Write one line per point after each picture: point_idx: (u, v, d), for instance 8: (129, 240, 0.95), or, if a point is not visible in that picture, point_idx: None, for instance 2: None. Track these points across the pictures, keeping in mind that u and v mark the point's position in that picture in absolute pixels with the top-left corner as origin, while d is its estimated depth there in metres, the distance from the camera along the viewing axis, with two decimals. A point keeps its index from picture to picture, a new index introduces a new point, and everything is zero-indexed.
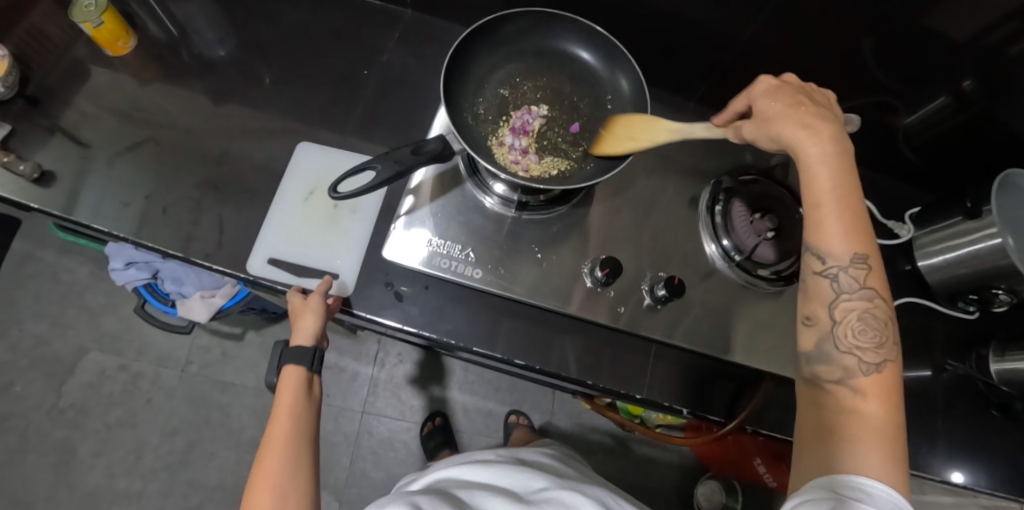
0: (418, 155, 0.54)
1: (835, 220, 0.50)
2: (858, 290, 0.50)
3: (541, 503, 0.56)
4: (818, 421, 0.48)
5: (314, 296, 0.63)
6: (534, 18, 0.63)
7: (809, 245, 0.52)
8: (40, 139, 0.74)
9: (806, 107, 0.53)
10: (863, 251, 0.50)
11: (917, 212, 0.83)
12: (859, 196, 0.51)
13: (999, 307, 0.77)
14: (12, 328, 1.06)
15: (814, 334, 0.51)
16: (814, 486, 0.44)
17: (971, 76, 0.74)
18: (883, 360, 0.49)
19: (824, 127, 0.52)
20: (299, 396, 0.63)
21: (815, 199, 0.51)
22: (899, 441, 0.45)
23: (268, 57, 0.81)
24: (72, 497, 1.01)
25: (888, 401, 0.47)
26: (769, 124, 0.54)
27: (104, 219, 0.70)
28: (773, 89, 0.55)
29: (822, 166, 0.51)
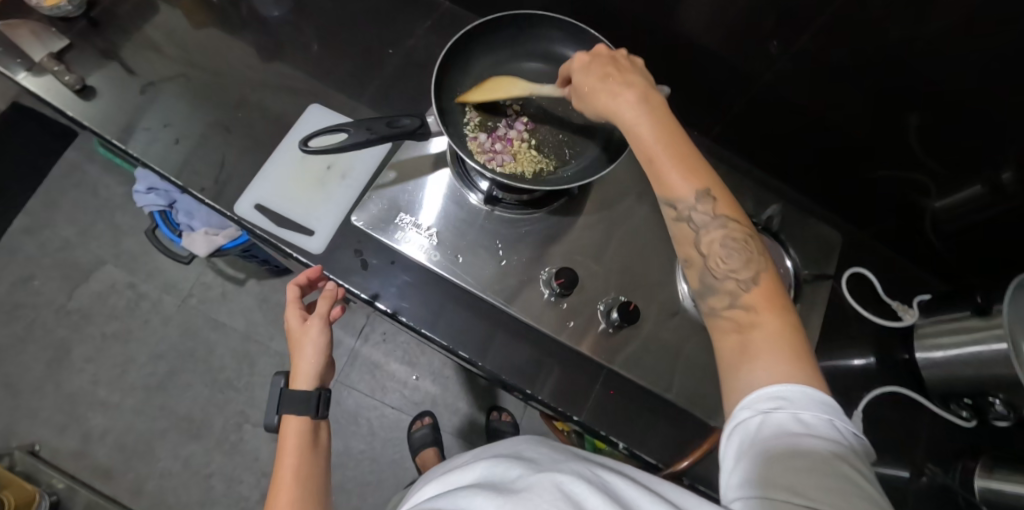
0: (392, 128, 0.58)
1: (668, 166, 0.49)
2: (712, 221, 0.48)
3: (520, 492, 0.38)
4: (727, 352, 0.45)
5: (314, 318, 0.64)
6: (532, 21, 0.67)
7: (660, 199, 0.50)
8: (88, 54, 0.80)
9: (615, 72, 0.52)
10: (703, 184, 0.48)
11: (928, 300, 0.78)
12: (681, 133, 0.50)
13: (997, 420, 0.71)
14: (46, 228, 1.16)
15: (695, 275, 0.50)
16: (743, 411, 0.40)
17: (1010, 167, 0.67)
18: (757, 273, 0.47)
19: (628, 88, 0.51)
20: (303, 444, 0.62)
21: (648, 154, 0.49)
22: (795, 339, 0.43)
23: (309, 22, 0.86)
24: (57, 392, 1.09)
25: (775, 307, 0.45)
26: (591, 96, 0.52)
27: (124, 138, 0.76)
28: (586, 64, 0.54)
29: (642, 123, 0.50)
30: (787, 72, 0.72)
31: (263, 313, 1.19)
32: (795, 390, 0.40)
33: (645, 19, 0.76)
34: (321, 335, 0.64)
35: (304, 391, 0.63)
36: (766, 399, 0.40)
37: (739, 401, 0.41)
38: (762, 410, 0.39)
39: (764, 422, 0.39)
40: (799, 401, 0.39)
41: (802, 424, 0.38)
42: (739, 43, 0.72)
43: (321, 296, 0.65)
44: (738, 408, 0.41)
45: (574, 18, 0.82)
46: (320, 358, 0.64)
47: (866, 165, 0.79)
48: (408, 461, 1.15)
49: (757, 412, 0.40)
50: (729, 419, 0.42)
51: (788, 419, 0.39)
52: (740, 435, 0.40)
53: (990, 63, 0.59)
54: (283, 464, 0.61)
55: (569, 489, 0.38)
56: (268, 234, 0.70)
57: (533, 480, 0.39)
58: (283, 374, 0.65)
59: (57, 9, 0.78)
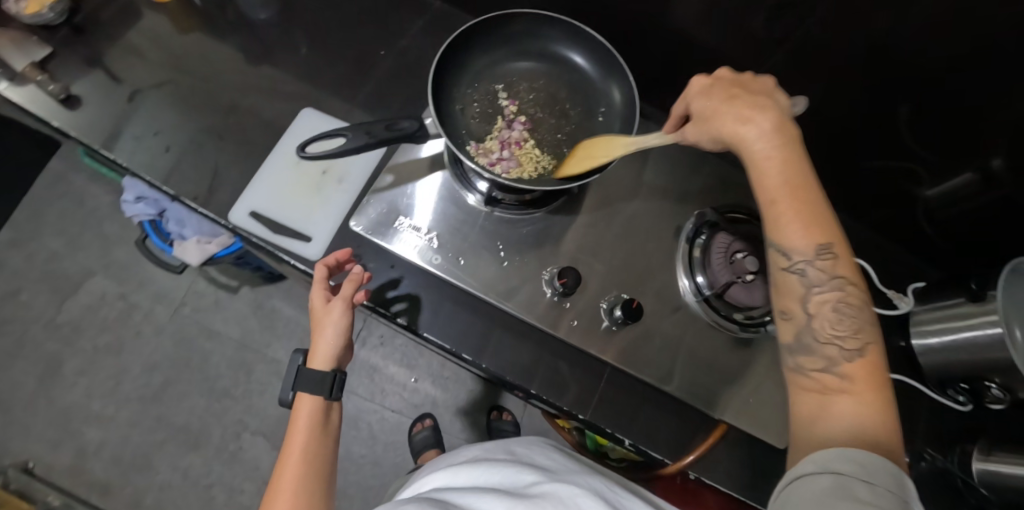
0: (391, 131, 0.58)
1: (793, 211, 0.48)
2: (828, 281, 0.48)
3: (535, 498, 0.45)
4: (807, 408, 0.45)
5: (337, 300, 0.63)
6: (532, 21, 0.68)
7: (771, 242, 0.49)
8: (71, 62, 0.78)
9: (742, 96, 0.51)
10: (827, 241, 0.47)
11: (922, 286, 0.79)
12: (814, 183, 0.49)
13: (992, 404, 0.72)
14: (33, 240, 1.15)
15: (793, 327, 0.49)
16: (812, 465, 0.41)
17: (1002, 154, 0.68)
18: (864, 344, 0.47)
19: (760, 113, 0.50)
20: (315, 424, 0.62)
21: (771, 196, 0.48)
22: (892, 422, 0.43)
23: (300, 24, 0.84)
24: (50, 407, 1.09)
25: (876, 384, 0.45)
26: (711, 122, 0.52)
27: (113, 147, 0.74)
28: (705, 88, 0.54)
29: (772, 161, 0.49)
30: (779, 66, 0.73)
31: (258, 320, 1.18)
32: (874, 464, 0.39)
33: (639, 16, 0.76)
34: (342, 317, 0.63)
35: (320, 371, 0.63)
36: (839, 460, 0.39)
37: (809, 455, 0.42)
38: (833, 469, 0.39)
39: (831, 481, 0.39)
40: (875, 473, 0.39)
41: (870, 494, 0.38)
42: (732, 38, 0.72)
43: (346, 280, 0.63)
44: (805, 461, 0.41)
45: (568, 15, 0.82)
46: (338, 341, 0.64)
47: (859, 155, 0.80)
48: (410, 464, 1.15)
49: (826, 469, 0.40)
50: (796, 465, 0.42)
51: (859, 486, 0.38)
52: (803, 485, 0.40)
53: (981, 51, 0.60)
54: (294, 441, 0.61)
55: (580, 503, 0.45)
56: (266, 242, 0.69)
57: (547, 488, 0.47)
58: (302, 351, 0.64)
59: (37, 17, 0.77)
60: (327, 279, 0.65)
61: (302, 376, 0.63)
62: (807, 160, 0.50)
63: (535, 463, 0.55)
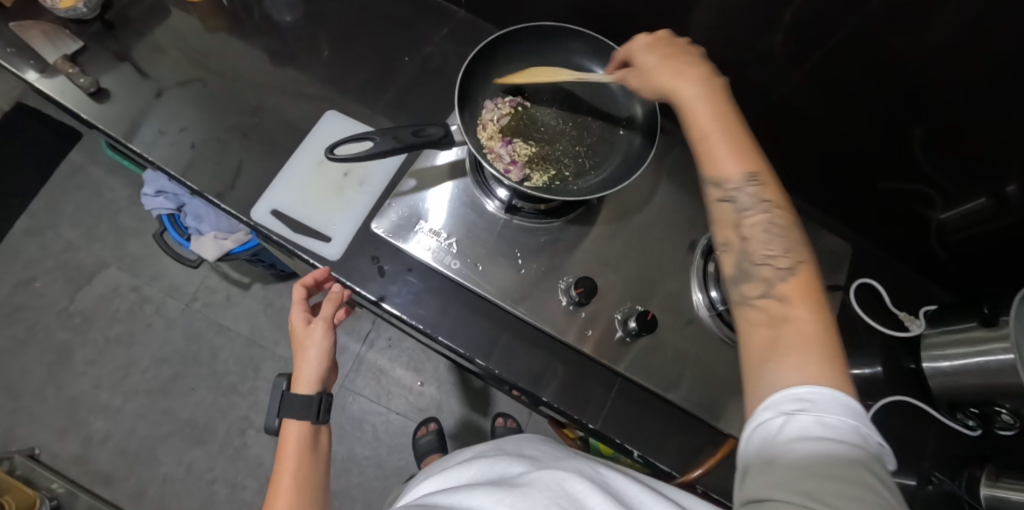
0: (417, 136, 0.59)
1: (720, 142, 0.49)
2: (758, 204, 0.48)
3: (523, 488, 0.46)
4: (758, 342, 0.43)
5: (318, 321, 0.66)
6: (558, 34, 0.69)
7: (705, 177, 0.50)
8: (101, 56, 0.79)
9: (678, 55, 0.54)
10: (753, 168, 0.48)
11: (934, 310, 0.79)
12: (737, 118, 0.50)
13: (1002, 428, 0.72)
14: (49, 230, 1.17)
15: (731, 258, 0.49)
16: (766, 412, 0.40)
17: (1015, 180, 0.68)
18: (796, 263, 0.46)
19: (694, 69, 0.53)
20: (303, 448, 0.63)
21: (701, 130, 0.50)
22: (830, 337, 0.42)
23: (325, 27, 0.86)
24: (58, 396, 1.10)
25: (812, 303, 0.44)
26: (650, 77, 0.54)
27: (138, 141, 0.76)
28: (649, 44, 0.56)
29: (698, 100, 0.51)
30: (799, 83, 0.73)
31: (268, 318, 1.19)
32: (822, 392, 0.39)
33: (659, 33, 0.77)
34: (324, 338, 0.66)
35: (306, 395, 0.64)
36: (788, 400, 0.39)
37: (763, 397, 0.41)
38: (785, 411, 0.39)
39: (788, 423, 0.38)
40: (825, 405, 0.39)
41: (826, 430, 0.37)
42: (752, 58, 0.73)
43: (326, 299, 0.67)
44: (760, 409, 0.40)
45: (590, 29, 0.83)
46: (321, 362, 0.66)
47: (872, 175, 0.80)
48: (413, 468, 1.15)
49: (779, 413, 0.39)
50: (752, 415, 0.41)
51: (813, 423, 0.38)
52: (761, 435, 0.39)
53: (996, 77, 0.60)
54: (284, 464, 0.62)
55: (567, 486, 0.46)
56: (287, 240, 0.70)
57: (535, 477, 0.48)
58: (285, 376, 0.66)
59: (72, 11, 0.78)
60: (305, 298, 0.68)
61: (288, 401, 0.64)
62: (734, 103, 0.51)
63: (523, 455, 0.57)
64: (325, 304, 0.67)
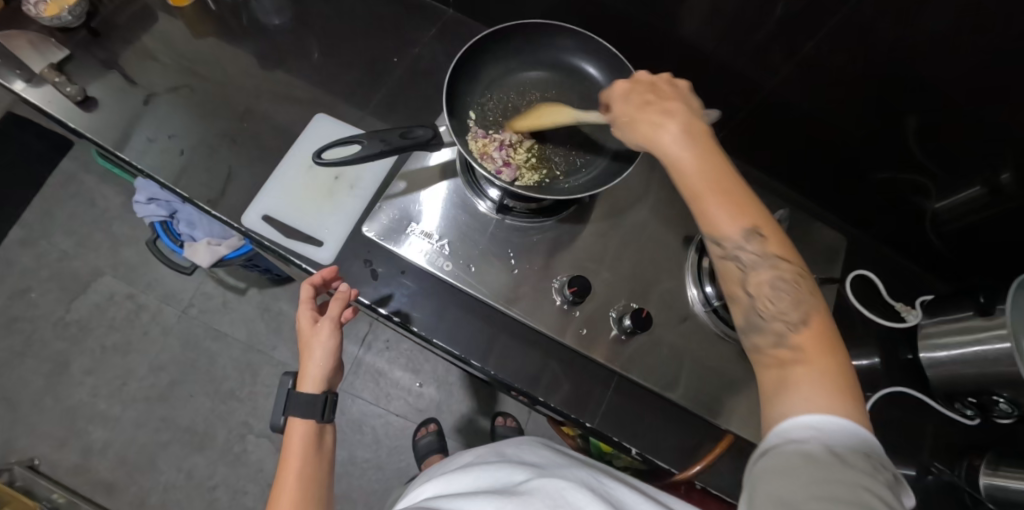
0: (406, 139, 0.59)
1: (715, 202, 0.47)
2: (763, 260, 0.47)
3: (524, 494, 0.46)
4: (772, 387, 0.44)
5: (325, 320, 0.64)
6: (546, 32, 0.69)
7: (704, 235, 0.48)
8: (87, 64, 0.79)
9: (656, 101, 0.51)
10: (752, 222, 0.47)
11: (931, 299, 0.79)
12: (728, 172, 0.48)
13: (1000, 417, 0.72)
14: (42, 239, 1.16)
15: (740, 313, 0.48)
16: (776, 437, 0.41)
17: (1011, 169, 0.68)
18: (808, 316, 0.45)
19: (672, 118, 0.49)
20: (309, 447, 0.63)
21: (693, 191, 0.48)
22: (846, 385, 0.42)
23: (313, 30, 0.85)
24: (56, 406, 1.09)
25: (827, 351, 0.44)
26: (630, 128, 0.51)
27: (127, 149, 0.75)
28: (625, 92, 0.52)
29: (686, 157, 0.48)
30: (791, 76, 0.73)
31: (265, 323, 1.19)
32: (833, 425, 0.40)
33: (648, 28, 0.77)
34: (330, 339, 0.64)
35: (310, 394, 0.63)
36: (799, 428, 0.40)
37: (773, 429, 0.42)
38: (794, 438, 0.40)
39: (795, 446, 0.39)
40: (836, 435, 0.40)
41: (834, 455, 0.38)
42: (742, 52, 0.73)
43: (332, 298, 0.64)
44: (771, 434, 0.42)
45: (580, 26, 0.83)
46: (326, 362, 0.65)
47: (866, 166, 0.80)
48: (414, 469, 1.15)
49: (788, 440, 0.40)
50: (762, 442, 0.42)
51: (823, 452, 0.38)
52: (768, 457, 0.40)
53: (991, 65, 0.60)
54: (290, 463, 0.62)
55: (567, 495, 0.46)
56: (278, 246, 0.69)
57: (536, 484, 0.48)
58: (291, 374, 0.66)
59: (56, 20, 0.77)
60: (313, 297, 0.66)
61: (293, 400, 0.64)
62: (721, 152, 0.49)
63: (524, 462, 0.57)
64: (332, 302, 0.65)
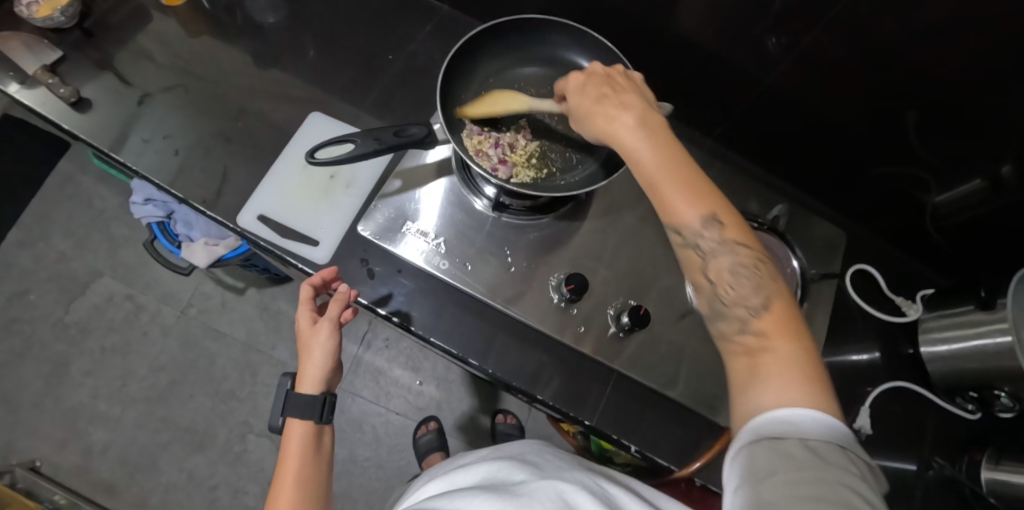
0: (399, 137, 0.58)
1: (671, 190, 0.46)
2: (722, 247, 0.46)
3: (523, 496, 0.46)
4: (738, 376, 0.43)
5: (324, 321, 0.64)
6: (541, 27, 0.68)
7: (664, 224, 0.47)
8: (80, 65, 0.78)
9: (611, 93, 0.50)
10: (710, 209, 0.46)
11: (931, 294, 0.79)
12: (682, 157, 0.47)
13: (1002, 412, 0.71)
14: (40, 241, 1.16)
15: (706, 302, 0.48)
16: (749, 435, 0.39)
17: (1011, 161, 0.67)
18: (770, 300, 0.45)
19: (625, 109, 0.49)
20: (308, 448, 0.63)
21: (650, 180, 0.47)
22: (811, 368, 0.42)
23: (308, 27, 0.85)
24: (56, 407, 1.09)
25: (789, 335, 0.43)
26: (587, 121, 0.50)
27: (121, 150, 0.75)
28: (580, 85, 0.52)
29: (640, 146, 0.47)
30: (789, 70, 0.72)
31: (264, 322, 1.19)
32: (802, 416, 0.39)
33: (645, 23, 0.76)
34: (329, 339, 0.64)
35: (309, 395, 0.63)
36: (772, 424, 0.39)
37: (744, 426, 0.40)
38: (768, 435, 0.38)
39: (772, 445, 0.38)
40: (808, 427, 0.38)
41: (809, 450, 0.37)
42: (740, 45, 0.72)
43: (332, 299, 0.64)
44: (742, 432, 0.40)
45: (576, 21, 0.82)
46: (326, 363, 0.65)
47: (865, 160, 0.79)
48: (414, 467, 1.15)
49: (761, 437, 0.39)
50: (733, 441, 0.41)
51: (796, 446, 0.37)
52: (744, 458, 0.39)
53: (991, 56, 0.59)
54: (289, 464, 0.62)
55: (566, 497, 0.46)
56: (274, 246, 0.69)
57: (536, 486, 0.47)
58: (291, 374, 0.66)
59: (49, 20, 0.77)
60: (312, 298, 0.66)
61: (292, 401, 0.63)
62: (674, 137, 0.48)
63: (524, 460, 0.56)
64: (332, 303, 0.65)
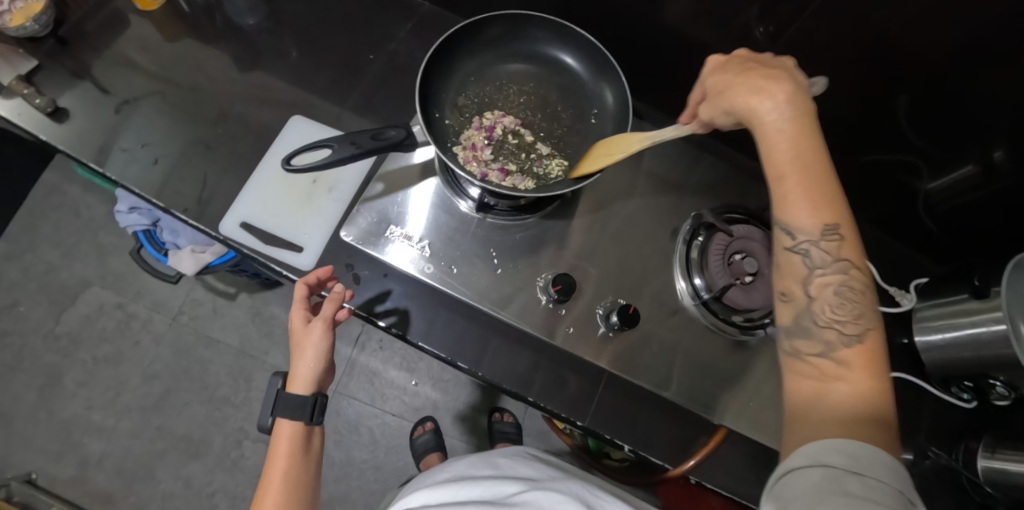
0: (377, 140, 0.58)
1: (801, 190, 0.45)
2: (832, 263, 0.46)
3: (515, 506, 0.46)
4: (804, 393, 0.44)
5: (317, 320, 0.62)
6: (521, 23, 0.67)
7: (775, 221, 0.47)
8: (54, 73, 0.77)
9: (757, 69, 0.47)
10: (833, 221, 0.45)
11: (924, 283, 0.78)
12: (824, 161, 0.45)
13: (998, 400, 0.71)
14: (28, 252, 1.15)
15: (790, 311, 0.48)
16: (803, 458, 0.39)
17: (1003, 146, 0.66)
18: (864, 330, 0.45)
19: (778, 87, 0.46)
20: (294, 450, 0.63)
21: (780, 172, 0.46)
22: (887, 409, 0.41)
23: (287, 29, 0.83)
24: (50, 419, 1.09)
25: (873, 371, 0.43)
26: (723, 97, 0.48)
27: (100, 160, 0.73)
28: (721, 63, 0.50)
29: (785, 132, 0.45)
30: None
31: (257, 327, 1.18)
32: (865, 452, 0.38)
33: (629, 14, 0.75)
34: (323, 339, 0.63)
35: (300, 396, 0.62)
36: (832, 453, 0.38)
37: (800, 448, 0.40)
38: (824, 463, 0.38)
39: (825, 474, 0.37)
40: (869, 467, 0.37)
41: (865, 488, 0.36)
42: (727, 33, 0.70)
43: (327, 299, 0.62)
44: (796, 454, 0.40)
45: (559, 16, 0.81)
46: (318, 366, 0.64)
47: (856, 148, 0.78)
48: (412, 469, 1.15)
49: (817, 462, 0.38)
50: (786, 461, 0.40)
51: (850, 479, 0.37)
52: (794, 480, 0.38)
53: (979, 39, 0.58)
54: (275, 461, 0.62)
55: None
56: (257, 254, 0.68)
57: (528, 497, 0.48)
58: (281, 374, 0.64)
59: (23, 30, 0.75)
60: (307, 296, 0.64)
61: (281, 402, 0.63)
62: (821, 134, 0.46)
63: (518, 475, 0.56)
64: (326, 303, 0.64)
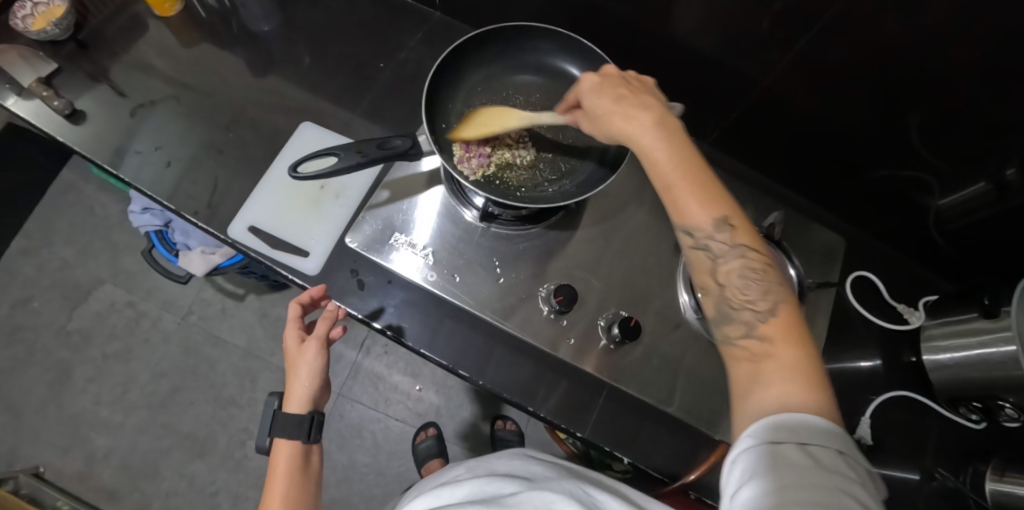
0: (383, 149, 0.59)
1: (687, 192, 0.46)
2: (731, 250, 0.46)
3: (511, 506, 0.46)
4: (741, 381, 0.43)
5: (312, 339, 0.65)
6: (527, 33, 0.67)
7: (674, 225, 0.47)
8: (71, 75, 0.79)
9: (630, 95, 0.49)
10: (723, 212, 0.46)
11: (934, 300, 0.77)
12: (698, 158, 0.47)
13: (1007, 422, 0.69)
14: (44, 248, 1.17)
15: (711, 304, 0.47)
16: (749, 439, 0.39)
17: (1015, 164, 0.65)
18: (775, 304, 0.44)
19: (643, 111, 0.48)
20: (294, 471, 0.63)
21: (665, 181, 0.46)
22: (818, 374, 0.42)
23: (300, 36, 0.84)
24: (59, 414, 1.11)
25: (796, 341, 0.43)
26: (603, 122, 0.50)
27: (114, 162, 0.75)
28: (596, 85, 0.51)
29: (658, 148, 0.47)
30: (785, 71, 0.71)
31: (264, 329, 1.20)
32: (802, 421, 0.38)
33: (639, 26, 0.75)
34: (316, 359, 0.65)
35: (297, 415, 0.63)
36: (777, 429, 0.38)
37: (749, 425, 0.40)
38: (772, 440, 0.38)
39: (774, 451, 0.37)
40: (808, 431, 0.38)
41: (808, 453, 0.37)
42: (737, 46, 0.70)
43: (320, 316, 0.65)
44: (743, 435, 0.39)
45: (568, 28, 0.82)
46: (312, 384, 0.65)
47: (865, 163, 0.77)
48: (413, 473, 1.15)
49: (764, 441, 0.38)
50: (740, 438, 0.40)
51: (795, 450, 0.37)
52: (746, 459, 0.38)
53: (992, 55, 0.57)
54: (274, 488, 0.62)
55: None
56: (264, 258, 0.69)
57: (524, 497, 0.48)
58: (277, 394, 0.65)
59: (44, 33, 0.77)
60: (300, 317, 0.67)
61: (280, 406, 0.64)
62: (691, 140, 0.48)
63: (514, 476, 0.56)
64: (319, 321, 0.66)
